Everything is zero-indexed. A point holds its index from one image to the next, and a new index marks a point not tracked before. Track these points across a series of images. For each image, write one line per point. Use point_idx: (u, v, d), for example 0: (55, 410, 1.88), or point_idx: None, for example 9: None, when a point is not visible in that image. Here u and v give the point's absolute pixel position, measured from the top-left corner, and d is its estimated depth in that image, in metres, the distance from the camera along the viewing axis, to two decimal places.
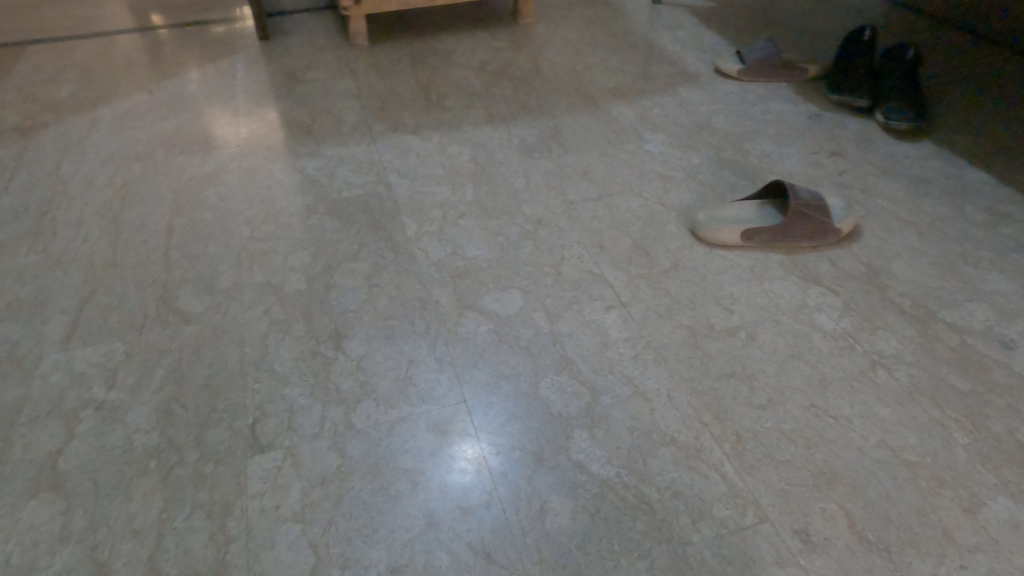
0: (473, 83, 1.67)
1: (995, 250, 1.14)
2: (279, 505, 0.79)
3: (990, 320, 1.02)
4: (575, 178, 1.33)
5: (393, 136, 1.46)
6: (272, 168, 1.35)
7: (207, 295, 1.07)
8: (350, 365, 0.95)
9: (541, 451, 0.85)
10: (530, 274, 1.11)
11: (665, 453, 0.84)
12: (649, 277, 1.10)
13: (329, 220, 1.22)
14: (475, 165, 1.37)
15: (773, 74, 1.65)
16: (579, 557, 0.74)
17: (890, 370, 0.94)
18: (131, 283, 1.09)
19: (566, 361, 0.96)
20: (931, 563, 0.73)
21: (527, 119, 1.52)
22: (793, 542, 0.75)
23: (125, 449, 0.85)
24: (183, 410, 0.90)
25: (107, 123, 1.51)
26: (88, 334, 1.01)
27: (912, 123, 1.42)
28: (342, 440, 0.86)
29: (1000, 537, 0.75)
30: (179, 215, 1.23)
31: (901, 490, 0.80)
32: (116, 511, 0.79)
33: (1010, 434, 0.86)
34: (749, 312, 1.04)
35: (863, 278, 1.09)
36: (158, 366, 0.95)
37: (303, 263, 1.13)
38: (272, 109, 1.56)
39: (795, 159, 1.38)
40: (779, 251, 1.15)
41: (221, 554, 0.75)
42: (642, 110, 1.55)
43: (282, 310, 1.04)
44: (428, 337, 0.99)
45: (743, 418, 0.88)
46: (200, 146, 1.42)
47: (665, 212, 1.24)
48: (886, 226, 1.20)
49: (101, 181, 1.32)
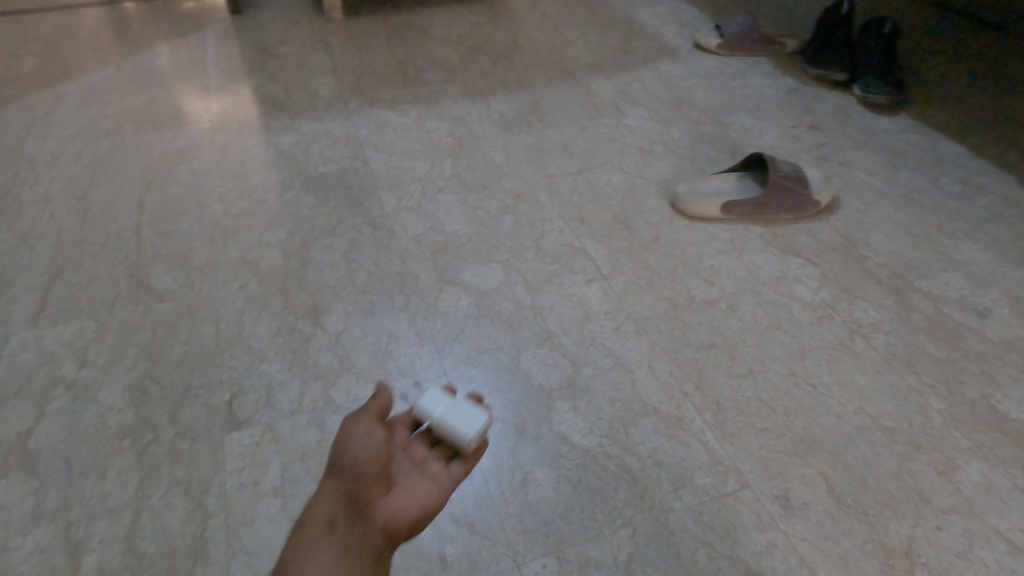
0: (450, 57, 1.64)
1: (970, 221, 1.16)
2: (258, 481, 0.78)
3: (965, 289, 1.03)
4: (555, 153, 1.32)
5: (370, 110, 1.44)
6: (246, 144, 1.32)
7: (181, 273, 1.04)
8: (328, 341, 0.94)
9: (523, 422, 0.84)
10: (510, 248, 1.10)
11: (647, 423, 0.84)
12: (629, 250, 1.10)
13: (305, 196, 1.20)
14: (454, 140, 1.35)
15: (751, 49, 1.65)
16: (562, 526, 0.74)
17: (868, 339, 0.95)
18: (101, 261, 1.06)
19: (547, 333, 0.96)
20: (908, 525, 0.74)
21: (506, 94, 1.50)
22: (774, 508, 0.76)
23: (98, 428, 0.83)
24: (157, 387, 0.88)
25: (74, 98, 1.46)
26: (58, 313, 0.98)
27: (889, 96, 1.43)
28: (321, 415, 0.85)
29: (975, 499, 0.77)
30: (151, 192, 1.20)
31: (878, 455, 0.81)
32: (90, 490, 0.77)
33: (984, 399, 0.87)
34: (729, 283, 1.04)
35: (841, 249, 1.10)
36: (131, 344, 0.93)
37: (279, 239, 1.10)
38: (245, 84, 1.52)
39: (774, 133, 1.38)
40: (758, 224, 1.15)
41: (200, 530, 0.74)
42: (621, 85, 1.54)
43: (258, 286, 1.02)
44: (407, 312, 0.98)
45: (723, 387, 0.89)
46: (171, 122, 1.39)
47: (646, 186, 1.24)
48: (864, 198, 1.21)
49: (68, 157, 1.29)
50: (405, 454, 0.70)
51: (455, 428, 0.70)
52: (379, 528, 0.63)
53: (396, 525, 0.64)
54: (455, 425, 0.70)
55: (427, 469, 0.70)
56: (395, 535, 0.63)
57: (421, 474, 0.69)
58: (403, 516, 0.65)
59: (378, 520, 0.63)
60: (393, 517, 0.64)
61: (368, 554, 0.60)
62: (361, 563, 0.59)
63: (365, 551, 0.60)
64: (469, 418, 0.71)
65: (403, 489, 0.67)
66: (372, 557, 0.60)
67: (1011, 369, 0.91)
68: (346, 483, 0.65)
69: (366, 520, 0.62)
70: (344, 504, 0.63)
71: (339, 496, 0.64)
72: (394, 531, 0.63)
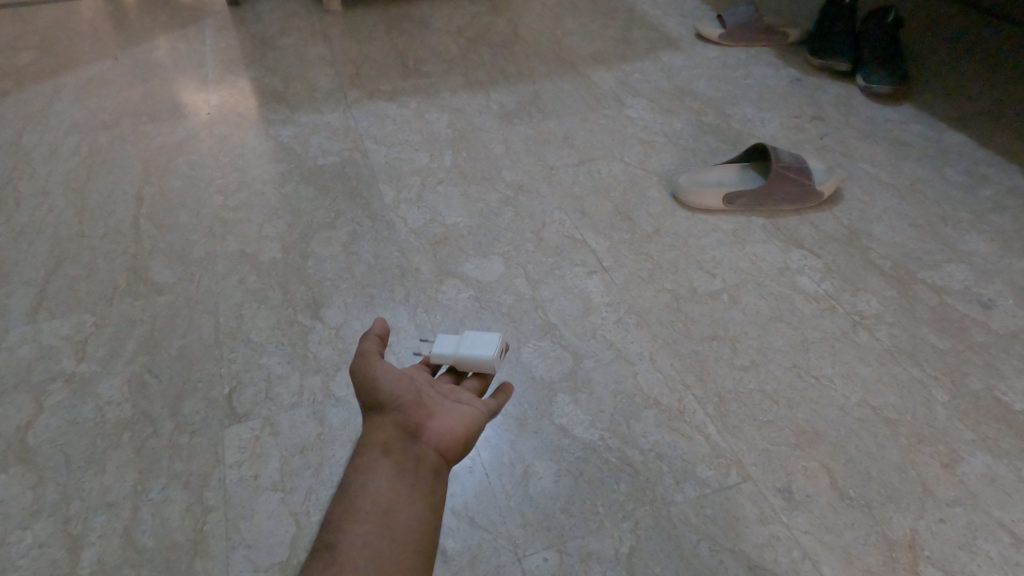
0: (450, 48, 1.63)
1: (974, 212, 1.15)
2: (258, 475, 0.77)
3: (969, 280, 1.02)
4: (556, 144, 1.31)
5: (369, 102, 1.43)
6: (244, 136, 1.31)
7: (180, 265, 1.04)
8: (328, 334, 0.93)
9: (524, 415, 0.84)
10: (511, 240, 1.09)
11: (648, 416, 0.84)
12: (630, 241, 1.09)
13: (305, 188, 1.19)
14: (454, 132, 1.34)
15: (754, 39, 1.63)
16: (563, 519, 0.74)
17: (871, 330, 0.95)
18: (100, 254, 1.06)
19: (548, 325, 0.95)
20: (912, 517, 0.74)
21: (506, 85, 1.49)
22: (776, 500, 0.76)
23: (97, 422, 0.83)
24: (156, 381, 0.87)
25: (72, 90, 1.45)
26: (56, 306, 0.97)
27: (893, 86, 1.42)
28: (321, 408, 0.84)
29: (978, 491, 0.76)
30: (149, 184, 1.20)
31: (882, 447, 0.81)
32: (89, 484, 0.77)
33: (988, 391, 0.87)
34: (731, 275, 1.03)
35: (844, 240, 1.09)
36: (130, 337, 0.93)
37: (278, 231, 1.10)
38: (244, 76, 1.51)
39: (776, 123, 1.37)
40: (761, 216, 1.15)
41: (199, 524, 0.73)
42: (622, 75, 1.53)
43: (257, 279, 1.01)
44: (407, 304, 0.98)
45: (725, 379, 0.88)
46: (169, 114, 1.38)
47: (647, 177, 1.23)
48: (867, 188, 1.20)
49: (66, 149, 1.28)
50: (436, 386, 0.67)
51: (474, 356, 0.68)
52: (433, 448, 0.59)
53: (450, 442, 0.60)
54: (474, 354, 0.68)
55: (464, 396, 0.67)
56: (451, 454, 0.60)
57: (462, 401, 0.66)
58: (455, 433, 0.61)
59: (431, 439, 0.60)
60: (446, 437, 0.60)
61: (424, 474, 0.57)
62: (418, 484, 0.56)
63: (422, 473, 0.57)
64: (483, 341, 0.69)
65: (449, 409, 0.63)
66: (429, 478, 0.57)
67: (1016, 360, 0.90)
68: (389, 411, 0.61)
69: (418, 442, 0.59)
70: (394, 429, 0.60)
71: (386, 422, 0.60)
72: (448, 449, 0.60)
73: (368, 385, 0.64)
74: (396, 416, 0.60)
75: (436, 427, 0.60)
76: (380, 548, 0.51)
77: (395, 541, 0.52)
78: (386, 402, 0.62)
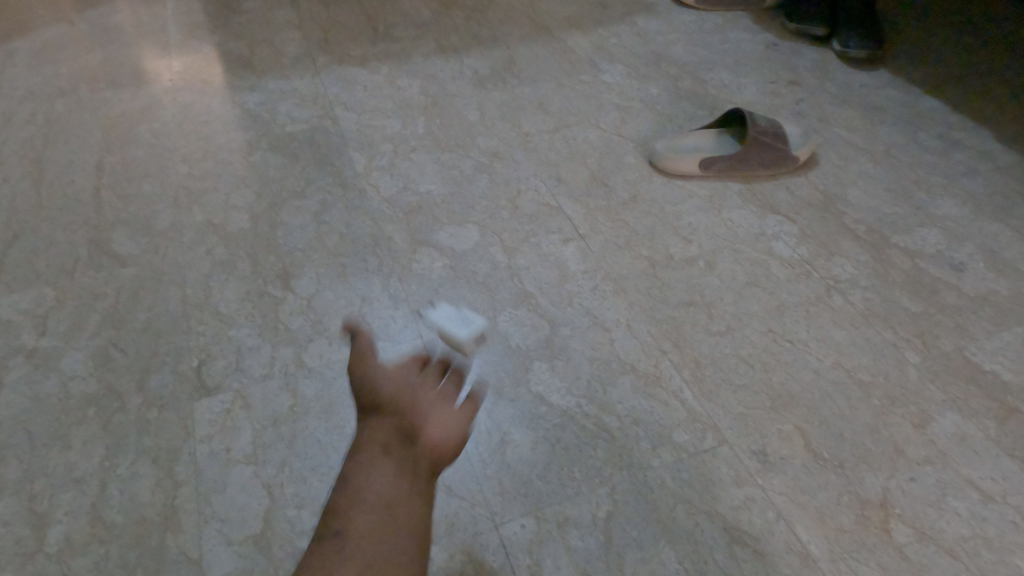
0: (421, 11, 1.58)
1: (947, 176, 1.15)
2: (230, 449, 0.76)
3: (941, 244, 1.03)
4: (532, 110, 1.29)
5: (338, 68, 1.38)
6: (209, 104, 1.27)
7: (144, 237, 1.00)
8: (300, 305, 0.91)
9: (500, 384, 0.83)
10: (486, 208, 1.07)
11: (625, 382, 0.84)
12: (607, 209, 1.08)
13: (273, 156, 1.16)
14: (427, 98, 1.31)
15: (731, 2, 1.61)
16: (541, 486, 0.74)
17: (846, 294, 0.95)
18: (59, 226, 1.02)
19: (525, 294, 0.94)
20: (883, 477, 0.75)
21: (480, 50, 1.46)
22: (752, 463, 0.76)
23: (61, 398, 0.81)
24: (122, 354, 0.85)
25: (25, 56, 1.39)
26: (13, 281, 0.94)
27: (868, 51, 1.41)
28: (294, 380, 0.83)
29: (948, 449, 0.78)
30: (109, 153, 1.15)
31: (855, 409, 0.81)
32: (54, 461, 0.75)
33: (958, 352, 0.88)
34: (708, 241, 1.03)
35: (819, 206, 1.09)
36: (94, 311, 0.90)
37: (246, 201, 1.07)
38: (207, 41, 1.45)
39: (753, 89, 1.36)
40: (737, 181, 1.14)
41: (170, 499, 0.72)
42: (598, 40, 1.50)
43: (225, 250, 0.98)
44: (381, 275, 0.96)
45: (702, 345, 0.88)
46: (130, 80, 1.33)
47: (624, 143, 1.21)
48: (842, 154, 1.20)
49: (22, 117, 1.23)
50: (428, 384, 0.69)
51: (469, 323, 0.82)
52: (430, 451, 0.62)
53: (446, 449, 0.63)
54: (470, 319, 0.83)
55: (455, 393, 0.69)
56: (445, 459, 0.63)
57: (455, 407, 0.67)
58: (449, 438, 0.64)
59: (427, 443, 0.62)
60: (443, 442, 0.63)
61: (421, 477, 0.60)
62: (416, 485, 0.59)
63: (419, 473, 0.60)
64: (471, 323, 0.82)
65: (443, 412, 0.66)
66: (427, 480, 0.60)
67: (986, 322, 0.91)
68: (390, 413, 0.64)
69: (415, 444, 0.62)
70: (393, 432, 0.62)
71: (386, 425, 0.63)
72: (445, 455, 0.63)
73: (371, 386, 0.67)
74: (396, 419, 0.63)
75: (431, 432, 0.63)
76: (382, 544, 0.54)
77: (396, 538, 0.55)
78: (386, 405, 0.65)
